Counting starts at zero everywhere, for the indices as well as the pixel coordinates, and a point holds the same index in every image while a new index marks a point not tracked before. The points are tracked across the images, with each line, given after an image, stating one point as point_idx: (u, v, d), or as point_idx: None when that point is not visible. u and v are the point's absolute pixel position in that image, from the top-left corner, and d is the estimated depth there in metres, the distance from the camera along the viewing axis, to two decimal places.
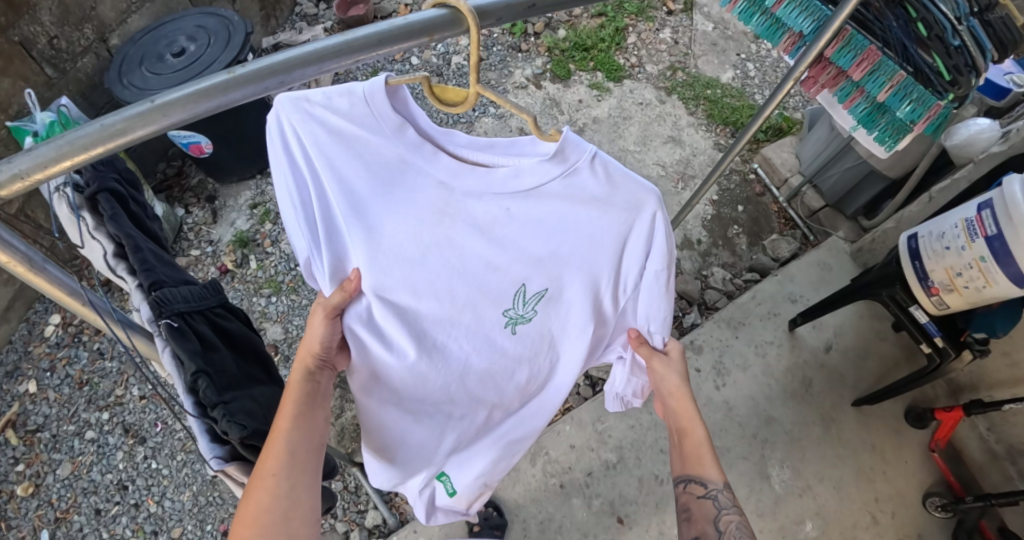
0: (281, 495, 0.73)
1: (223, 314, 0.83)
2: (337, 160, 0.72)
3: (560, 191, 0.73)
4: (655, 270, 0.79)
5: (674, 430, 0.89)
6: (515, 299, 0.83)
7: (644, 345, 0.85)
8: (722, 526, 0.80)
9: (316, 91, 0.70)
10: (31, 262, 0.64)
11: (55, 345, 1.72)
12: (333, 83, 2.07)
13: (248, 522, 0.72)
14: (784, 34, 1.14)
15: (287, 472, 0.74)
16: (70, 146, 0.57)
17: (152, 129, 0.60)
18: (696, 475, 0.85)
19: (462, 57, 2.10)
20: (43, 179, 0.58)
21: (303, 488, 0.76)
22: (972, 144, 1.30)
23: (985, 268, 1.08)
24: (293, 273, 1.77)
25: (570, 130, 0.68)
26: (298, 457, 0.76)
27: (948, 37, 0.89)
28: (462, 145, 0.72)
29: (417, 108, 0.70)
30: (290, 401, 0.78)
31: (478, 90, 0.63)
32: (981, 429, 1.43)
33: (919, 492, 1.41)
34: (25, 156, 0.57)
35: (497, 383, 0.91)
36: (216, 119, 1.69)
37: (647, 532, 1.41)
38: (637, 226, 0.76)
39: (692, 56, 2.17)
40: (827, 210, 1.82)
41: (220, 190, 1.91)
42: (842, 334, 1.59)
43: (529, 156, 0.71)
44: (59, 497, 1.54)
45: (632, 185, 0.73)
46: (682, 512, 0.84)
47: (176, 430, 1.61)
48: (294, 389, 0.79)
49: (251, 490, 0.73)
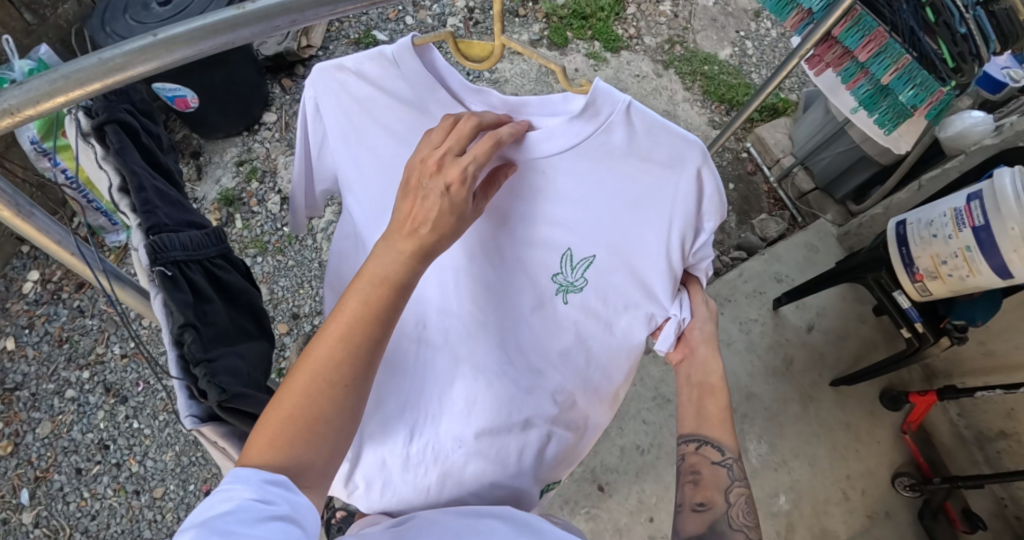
0: (343, 406, 0.62)
1: (223, 265, 0.77)
2: (377, 129, 0.75)
3: (598, 148, 0.70)
4: (708, 226, 0.74)
5: (693, 385, 0.85)
6: (562, 266, 0.83)
7: (693, 278, 0.85)
8: (733, 497, 0.78)
9: (348, 58, 0.70)
10: (18, 208, 0.63)
11: (33, 302, 1.67)
12: (323, 40, 1.99)
13: (299, 423, 0.60)
14: (792, 10, 1.11)
15: (359, 382, 0.63)
16: (66, 81, 0.52)
17: (155, 64, 0.55)
18: (715, 436, 0.81)
19: (458, 19, 2.04)
20: (34, 117, 0.53)
21: (362, 403, 0.65)
22: (964, 137, 1.34)
23: (970, 258, 1.10)
24: (279, 233, 1.74)
25: (600, 81, 0.63)
26: (366, 356, 0.63)
27: (955, 24, 0.87)
28: (495, 104, 0.68)
29: (446, 64, 0.67)
30: (363, 291, 0.63)
31: (502, 42, 0.64)
32: (951, 413, 1.51)
33: (889, 471, 1.48)
34: (15, 90, 0.52)
35: (565, 360, 0.90)
36: (201, 71, 1.64)
37: (627, 500, 1.45)
38: (681, 185, 0.71)
39: (691, 30, 2.14)
40: (816, 193, 1.84)
41: (205, 146, 1.85)
42: (824, 315, 1.63)
43: (558, 117, 0.68)
44: (39, 456, 1.52)
45: (671, 138, 0.67)
46: (689, 474, 0.81)
47: (159, 390, 1.59)
48: (388, 282, 0.63)
49: (307, 389, 0.61)
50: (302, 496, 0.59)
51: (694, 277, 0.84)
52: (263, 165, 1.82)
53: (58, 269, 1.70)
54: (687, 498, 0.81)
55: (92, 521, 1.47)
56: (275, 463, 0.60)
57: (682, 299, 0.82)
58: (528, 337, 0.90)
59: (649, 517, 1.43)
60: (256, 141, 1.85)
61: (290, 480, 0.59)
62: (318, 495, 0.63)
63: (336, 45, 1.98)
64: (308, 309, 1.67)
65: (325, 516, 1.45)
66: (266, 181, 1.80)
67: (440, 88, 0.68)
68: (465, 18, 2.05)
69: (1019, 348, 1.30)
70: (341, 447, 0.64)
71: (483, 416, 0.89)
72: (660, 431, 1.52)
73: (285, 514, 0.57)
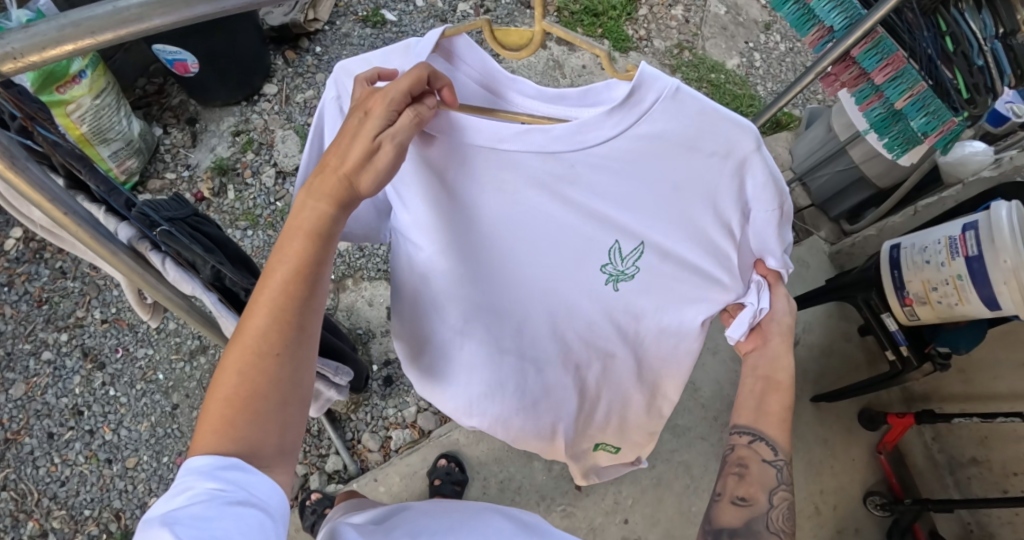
0: (282, 372, 0.59)
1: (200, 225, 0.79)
2: None
3: (646, 135, 0.67)
4: (768, 212, 0.72)
5: (759, 378, 0.79)
6: (611, 255, 0.81)
7: (772, 270, 0.80)
8: (776, 499, 0.73)
9: (373, 54, 0.68)
10: (11, 158, 0.53)
11: (15, 260, 1.62)
12: (331, 15, 1.95)
13: (236, 404, 0.57)
14: (813, 27, 1.05)
15: (291, 347, 0.60)
16: (76, 28, 0.48)
17: (173, 18, 0.52)
18: (771, 433, 0.76)
19: (469, 5, 2.00)
20: (40, 63, 0.49)
21: (302, 366, 0.61)
22: (964, 164, 1.36)
23: (960, 287, 1.12)
24: (272, 208, 1.70)
25: (647, 66, 0.63)
26: (293, 316, 0.60)
27: (973, 54, 0.89)
28: (529, 94, 0.69)
29: (478, 51, 0.68)
30: (287, 256, 0.60)
31: (542, 27, 0.62)
32: (926, 436, 1.55)
33: (861, 489, 1.52)
34: (19, 33, 0.47)
35: (601, 339, 0.90)
36: (204, 35, 1.59)
37: (603, 500, 1.46)
38: (727, 168, 0.69)
39: (701, 37, 2.13)
40: (811, 210, 1.85)
41: (202, 113, 1.81)
42: (809, 331, 1.65)
43: (603, 105, 0.68)
44: (12, 417, 1.49)
45: (723, 125, 0.65)
46: (734, 466, 0.75)
47: (138, 358, 1.55)
48: (297, 239, 0.61)
49: (239, 365, 0.58)
50: (256, 476, 0.57)
51: (772, 269, 0.79)
52: (260, 137, 1.79)
53: None
54: (728, 489, 0.75)
55: (61, 487, 1.44)
56: (229, 451, 0.57)
57: (759, 290, 0.80)
58: (565, 324, 0.89)
59: (623, 519, 1.45)
60: (255, 111, 1.81)
61: (244, 463, 0.57)
62: (283, 473, 0.61)
63: (344, 21, 1.95)
64: None
65: (300, 497, 1.44)
66: (262, 153, 1.76)
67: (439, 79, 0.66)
68: (476, 5, 2.02)
69: (999, 379, 1.33)
70: (293, 417, 0.61)
71: (536, 384, 0.93)
72: None
73: (246, 499, 0.55)
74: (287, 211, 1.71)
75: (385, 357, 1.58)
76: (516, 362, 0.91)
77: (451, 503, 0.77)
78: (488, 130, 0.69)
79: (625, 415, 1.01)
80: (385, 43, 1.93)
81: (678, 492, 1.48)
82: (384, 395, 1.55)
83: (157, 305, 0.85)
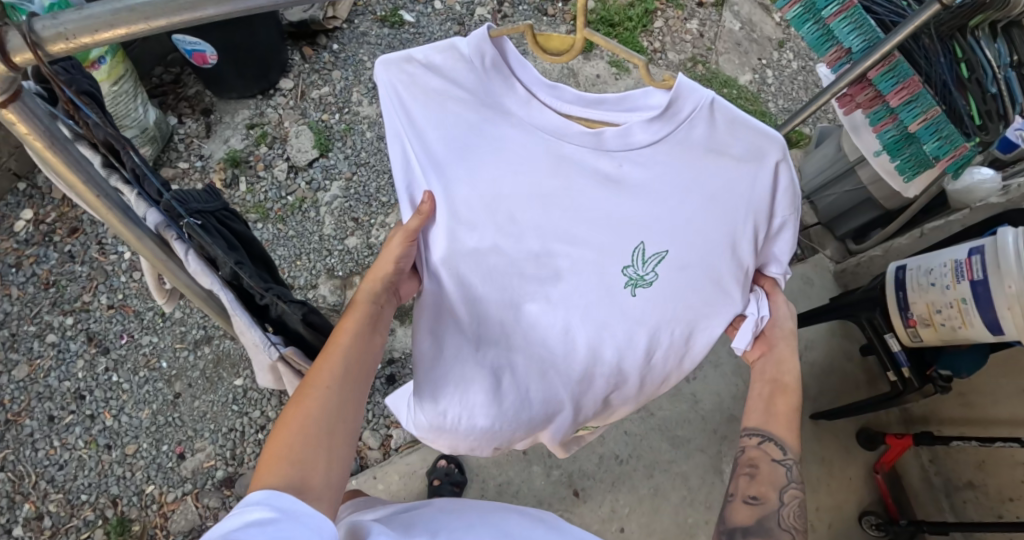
0: (337, 408, 0.63)
1: (229, 217, 0.81)
2: (438, 118, 0.71)
3: (681, 143, 0.70)
4: (780, 220, 0.76)
5: (766, 381, 0.82)
6: (634, 256, 0.78)
7: (768, 278, 0.86)
8: (787, 497, 0.73)
9: (416, 50, 0.69)
10: (53, 137, 0.55)
11: (24, 241, 1.63)
12: (350, 14, 1.97)
13: (290, 432, 0.60)
14: (831, 47, 1.06)
15: (346, 390, 0.64)
16: (130, 12, 0.48)
17: (227, 8, 0.50)
18: (779, 433, 0.77)
19: (487, 10, 2.02)
20: (90, 45, 0.49)
21: (351, 411, 0.64)
22: (972, 192, 1.35)
23: (965, 310, 1.12)
24: (283, 202, 1.71)
25: (685, 77, 0.65)
26: (354, 364, 0.67)
27: (987, 82, 0.92)
28: (569, 100, 0.70)
29: (519, 57, 0.68)
30: (353, 317, 0.70)
31: (584, 35, 0.63)
32: (923, 459, 1.56)
33: (857, 508, 1.52)
34: (73, 15, 0.48)
35: (618, 345, 0.82)
36: (224, 28, 1.61)
37: (600, 507, 1.46)
38: (758, 176, 0.72)
39: (715, 51, 2.15)
40: (818, 228, 1.87)
41: (217, 104, 1.82)
42: (811, 348, 1.66)
43: (640, 112, 0.69)
44: (13, 398, 1.49)
45: (753, 134, 0.69)
46: (745, 467, 0.76)
47: (142, 345, 1.56)
48: (358, 310, 0.71)
49: (299, 401, 0.62)
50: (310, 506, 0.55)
51: (768, 277, 0.85)
52: (274, 130, 1.79)
53: (53, 211, 1.66)
54: (740, 489, 0.75)
55: (59, 471, 1.44)
56: (282, 483, 0.56)
57: (758, 299, 0.84)
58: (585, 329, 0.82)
59: (619, 527, 1.45)
60: (270, 105, 1.82)
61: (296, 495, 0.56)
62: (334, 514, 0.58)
63: (362, 20, 1.96)
64: (302, 281, 1.64)
65: None
66: (276, 146, 1.77)
67: (508, 75, 0.68)
68: (494, 10, 2.03)
69: (999, 405, 1.34)
70: (339, 456, 0.61)
71: (544, 390, 0.86)
72: (640, 444, 1.53)
73: (291, 512, 0.53)
74: (297, 206, 1.71)
75: (389, 356, 1.59)
76: (529, 364, 0.85)
77: (473, 503, 0.77)
78: (547, 124, 0.71)
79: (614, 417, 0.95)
80: (402, 44, 1.95)
81: (674, 503, 1.48)
82: (386, 393, 1.55)
83: (174, 290, 0.85)
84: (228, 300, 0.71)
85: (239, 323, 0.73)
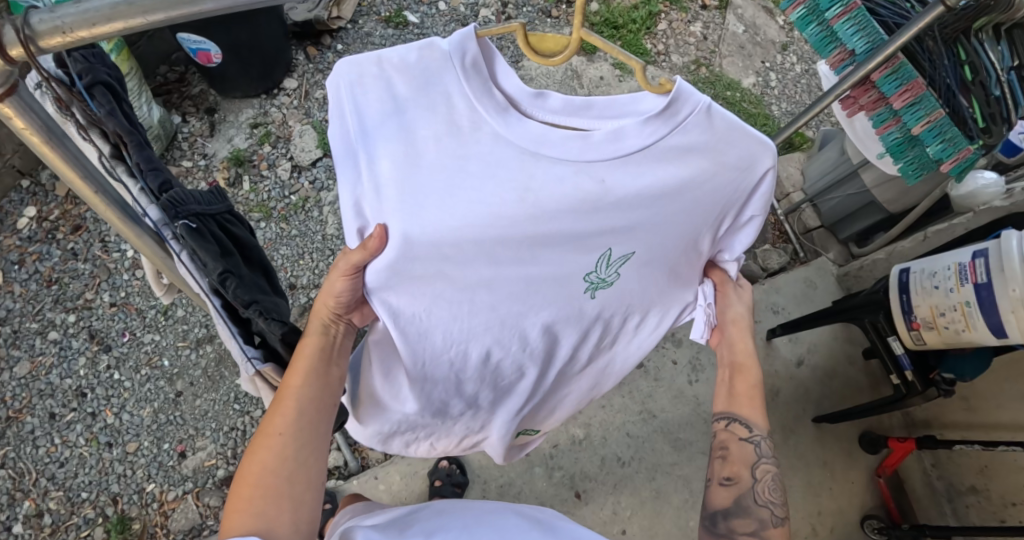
0: (294, 453, 0.71)
1: (231, 220, 0.81)
2: (400, 127, 0.65)
3: (679, 146, 0.68)
4: (752, 215, 0.77)
5: (725, 365, 0.88)
6: (598, 263, 0.78)
7: (717, 269, 0.88)
8: (759, 473, 0.81)
9: (391, 51, 0.64)
10: (50, 131, 0.56)
11: (27, 239, 1.63)
12: (354, 14, 1.97)
13: (253, 482, 0.69)
14: (835, 49, 1.06)
15: (300, 435, 0.73)
16: (129, 6, 0.47)
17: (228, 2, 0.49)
18: (744, 413, 0.84)
19: (490, 11, 2.02)
20: (89, 39, 0.49)
21: (308, 453, 0.73)
22: (975, 197, 1.35)
23: (968, 314, 1.12)
24: (286, 201, 1.72)
25: (683, 80, 0.64)
26: (306, 416, 0.74)
27: (990, 85, 0.93)
28: (553, 110, 0.66)
29: (504, 65, 0.65)
30: (302, 358, 0.76)
31: (580, 35, 0.62)
32: (925, 463, 1.55)
33: (858, 512, 1.51)
34: (71, 8, 0.47)
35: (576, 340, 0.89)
36: (228, 26, 1.61)
37: (601, 509, 1.46)
38: (743, 180, 0.73)
39: (718, 54, 2.15)
40: (821, 230, 1.86)
41: (221, 103, 1.82)
42: (814, 352, 1.66)
43: (628, 117, 0.67)
44: (14, 396, 1.49)
45: (744, 137, 0.69)
46: (718, 450, 0.84)
47: (144, 344, 1.56)
48: (306, 352, 0.77)
49: (261, 451, 0.71)
50: None
51: (718, 268, 0.87)
52: (277, 129, 1.80)
53: (56, 208, 1.67)
54: (715, 472, 0.83)
55: (60, 468, 1.44)
56: (253, 527, 0.67)
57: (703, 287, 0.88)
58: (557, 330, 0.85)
59: (620, 530, 1.44)
60: (274, 105, 1.82)
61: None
62: None
63: (366, 20, 1.97)
64: (305, 280, 1.64)
65: None
66: (279, 146, 1.77)
67: (487, 81, 0.64)
68: (499, 12, 2.04)
69: (1002, 409, 1.33)
70: (303, 494, 0.71)
71: (513, 382, 0.92)
72: (642, 446, 1.52)
73: None
74: (300, 206, 1.71)
75: None
76: (500, 369, 0.88)
77: (470, 504, 0.77)
78: (526, 133, 0.66)
79: (566, 393, 1.02)
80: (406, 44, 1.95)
81: (676, 506, 1.48)
82: None
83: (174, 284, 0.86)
84: (216, 308, 0.74)
85: (222, 332, 0.76)
